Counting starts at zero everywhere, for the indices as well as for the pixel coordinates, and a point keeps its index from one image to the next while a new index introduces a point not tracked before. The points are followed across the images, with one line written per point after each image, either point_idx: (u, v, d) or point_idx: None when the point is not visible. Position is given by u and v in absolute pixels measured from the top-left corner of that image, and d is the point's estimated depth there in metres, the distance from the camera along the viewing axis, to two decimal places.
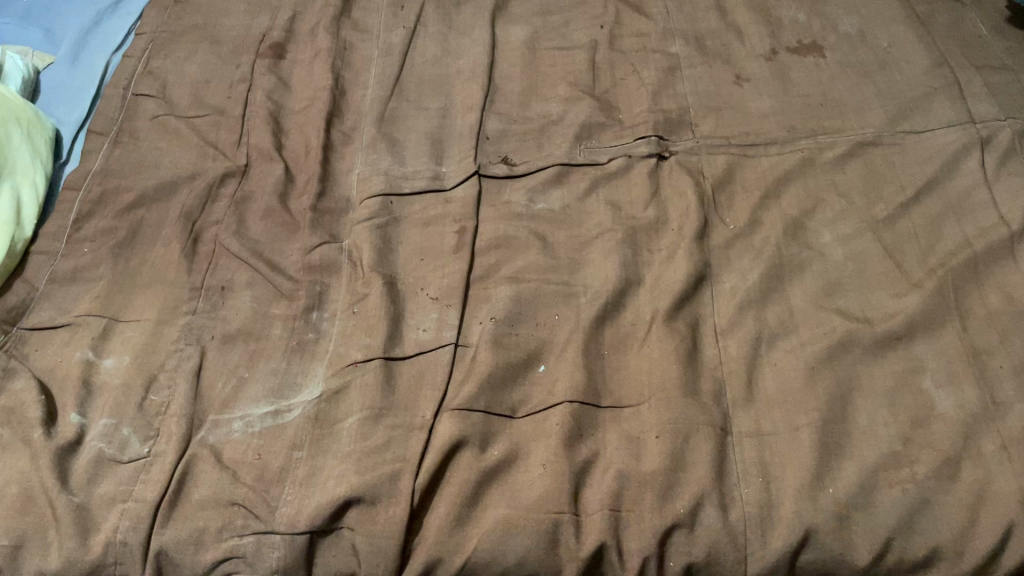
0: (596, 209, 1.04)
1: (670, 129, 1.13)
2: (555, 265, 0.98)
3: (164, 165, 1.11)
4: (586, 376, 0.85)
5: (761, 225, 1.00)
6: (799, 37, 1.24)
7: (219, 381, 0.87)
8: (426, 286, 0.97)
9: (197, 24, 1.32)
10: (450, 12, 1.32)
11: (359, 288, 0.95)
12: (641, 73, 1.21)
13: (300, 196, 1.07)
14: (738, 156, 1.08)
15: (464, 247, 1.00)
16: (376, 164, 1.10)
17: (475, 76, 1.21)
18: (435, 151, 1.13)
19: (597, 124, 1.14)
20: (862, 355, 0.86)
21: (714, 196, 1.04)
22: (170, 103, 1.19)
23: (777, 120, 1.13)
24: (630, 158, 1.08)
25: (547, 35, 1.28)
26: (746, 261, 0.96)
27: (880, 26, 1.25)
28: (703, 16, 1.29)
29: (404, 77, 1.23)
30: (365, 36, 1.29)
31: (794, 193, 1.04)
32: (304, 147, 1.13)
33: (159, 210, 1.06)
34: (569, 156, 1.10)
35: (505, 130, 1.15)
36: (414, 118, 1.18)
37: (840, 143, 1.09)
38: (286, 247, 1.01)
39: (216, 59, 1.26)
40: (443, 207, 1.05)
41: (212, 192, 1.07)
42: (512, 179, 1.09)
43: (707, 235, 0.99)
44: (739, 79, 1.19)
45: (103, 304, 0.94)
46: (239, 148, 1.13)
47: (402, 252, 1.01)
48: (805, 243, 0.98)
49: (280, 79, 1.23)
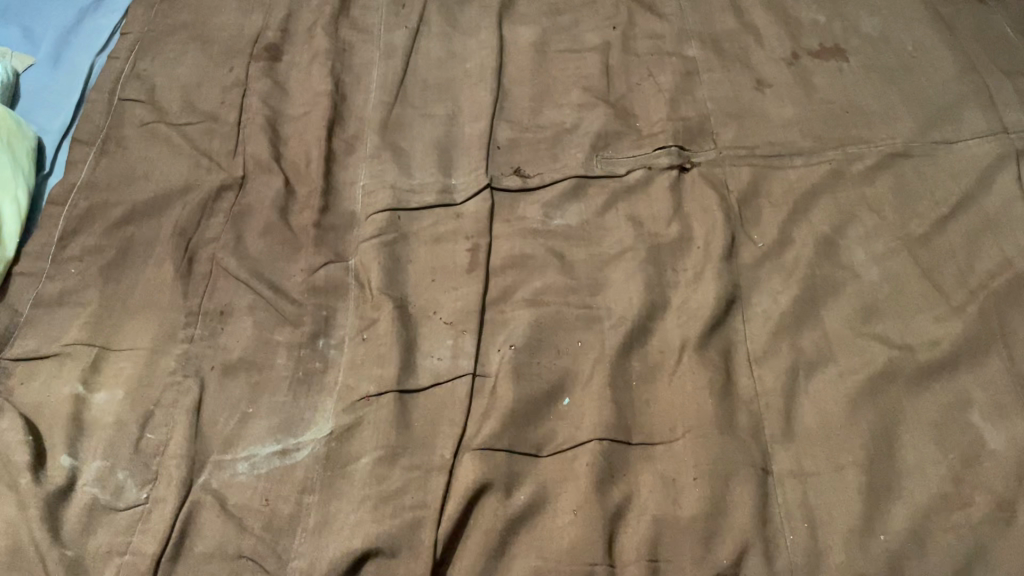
0: (616, 224, 0.99)
1: (690, 138, 1.07)
2: (576, 287, 0.92)
3: (155, 176, 1.05)
4: (614, 411, 0.80)
5: (790, 242, 0.95)
6: (820, 38, 1.19)
7: (220, 416, 0.81)
8: (440, 309, 0.91)
9: (187, 22, 1.24)
10: (453, 10, 1.26)
11: (368, 312, 0.90)
12: (657, 77, 1.15)
13: (302, 211, 1.01)
14: (763, 167, 1.03)
15: (478, 267, 0.95)
16: (382, 177, 1.04)
17: (483, 81, 1.16)
18: (444, 161, 1.07)
19: (613, 133, 1.08)
20: (905, 386, 0.81)
21: (739, 211, 0.99)
22: (160, 108, 1.13)
23: (802, 128, 1.08)
24: (650, 170, 1.03)
25: (557, 36, 1.22)
26: (778, 282, 0.91)
27: (904, 27, 1.19)
28: (719, 17, 1.23)
29: (408, 81, 1.16)
30: (364, 36, 1.22)
31: (823, 208, 0.99)
32: (305, 157, 1.07)
33: (151, 227, 0.99)
34: (585, 168, 1.04)
35: (516, 139, 1.10)
36: (420, 125, 1.11)
37: (869, 154, 1.04)
38: (289, 267, 0.95)
39: (208, 61, 1.19)
40: (454, 222, 1.00)
41: (207, 207, 1.01)
42: (526, 192, 1.03)
43: (735, 255, 0.94)
44: (759, 84, 1.14)
45: (92, 332, 0.88)
46: (235, 159, 1.06)
47: (413, 271, 0.95)
48: (839, 262, 0.93)
49: (277, 84, 1.16)
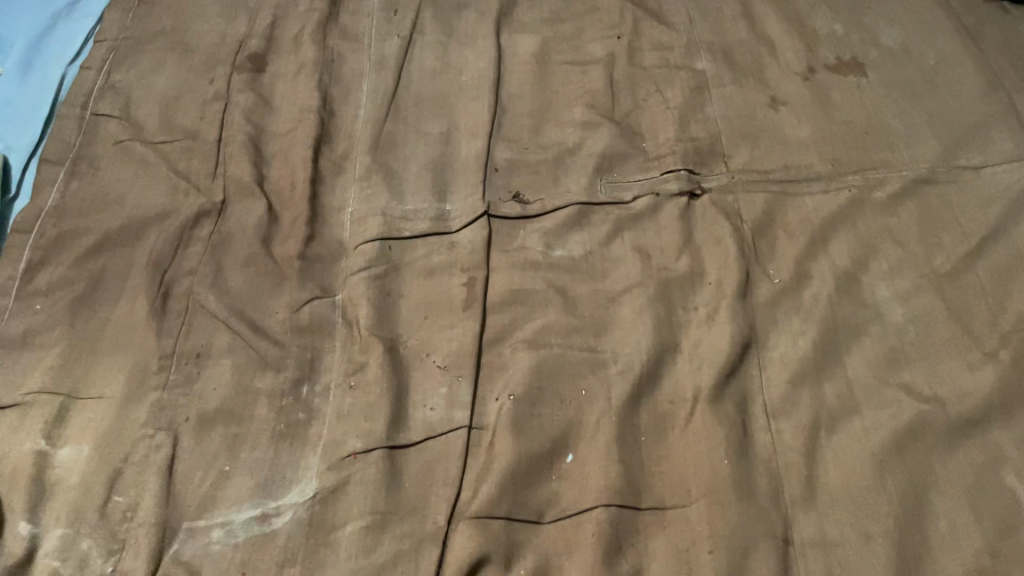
0: (622, 256, 0.93)
1: (701, 160, 1.01)
2: (580, 327, 0.86)
3: (129, 200, 0.98)
4: (623, 473, 0.75)
5: (809, 278, 0.89)
6: (838, 51, 1.12)
7: (196, 475, 0.76)
8: (433, 351, 0.85)
9: (165, 29, 1.17)
10: (449, 17, 1.18)
11: (356, 355, 0.84)
12: (665, 92, 1.08)
13: (286, 240, 0.94)
14: (778, 194, 0.97)
15: (474, 304, 0.88)
16: (372, 202, 0.98)
17: (480, 96, 1.09)
18: (438, 184, 1.00)
19: (618, 155, 1.02)
20: (935, 444, 0.76)
21: (754, 242, 0.92)
22: (135, 124, 1.06)
23: (819, 150, 1.01)
24: (658, 197, 0.97)
25: (558, 46, 1.15)
26: (796, 323, 0.85)
27: (925, 40, 1.13)
28: (730, 26, 1.16)
29: (400, 95, 1.10)
30: (354, 45, 1.15)
31: (844, 239, 0.92)
32: (289, 180, 1.00)
33: (124, 256, 0.92)
34: (589, 194, 0.98)
35: (516, 159, 1.03)
36: (412, 144, 1.05)
37: (891, 181, 0.97)
38: (272, 303, 0.88)
39: (188, 72, 1.12)
40: (448, 253, 0.93)
41: (184, 235, 0.94)
42: (526, 220, 0.97)
43: (750, 292, 0.88)
44: (774, 101, 1.07)
45: (58, 378, 0.81)
46: (215, 181, 1.00)
47: (405, 308, 0.89)
48: (861, 300, 0.87)
49: (261, 97, 1.09)
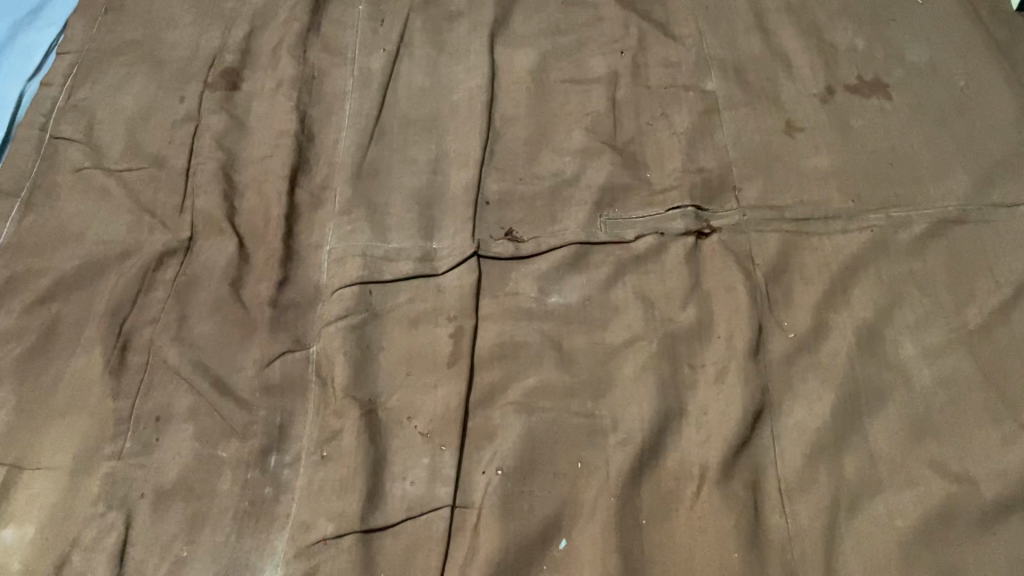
0: (623, 304, 0.85)
1: (709, 195, 0.93)
2: (576, 387, 0.79)
3: (87, 236, 0.90)
4: (619, 564, 0.69)
5: (828, 332, 0.81)
6: (859, 70, 1.04)
7: (150, 562, 0.70)
8: (415, 415, 0.77)
9: (134, 39, 1.09)
10: (440, 28, 1.10)
11: (330, 421, 0.77)
12: (671, 116, 1.00)
13: (257, 283, 0.86)
14: (793, 233, 0.89)
15: (461, 358, 0.81)
16: (352, 240, 0.90)
17: (471, 118, 1.00)
18: (424, 219, 0.93)
19: (620, 188, 0.94)
20: (967, 532, 0.69)
21: (768, 289, 0.85)
22: (97, 148, 0.97)
23: (838, 184, 0.93)
24: (663, 236, 0.89)
25: (557, 61, 1.07)
26: (814, 386, 0.78)
27: (955, 57, 1.04)
28: (742, 40, 1.08)
29: (385, 116, 1.01)
30: (336, 59, 1.07)
31: (866, 288, 0.85)
32: (262, 213, 0.92)
33: (80, 302, 0.85)
34: (588, 232, 0.90)
35: (509, 191, 0.95)
36: (397, 172, 0.96)
37: (917, 221, 0.89)
38: (239, 357, 0.81)
39: (157, 88, 1.04)
40: (435, 298, 0.86)
41: (148, 279, 0.86)
42: (519, 261, 0.89)
43: (763, 349, 0.80)
44: (790, 127, 0.99)
45: (4, 447, 0.75)
46: (183, 215, 0.92)
47: (385, 362, 0.82)
48: (885, 359, 0.79)
49: (234, 118, 1.01)
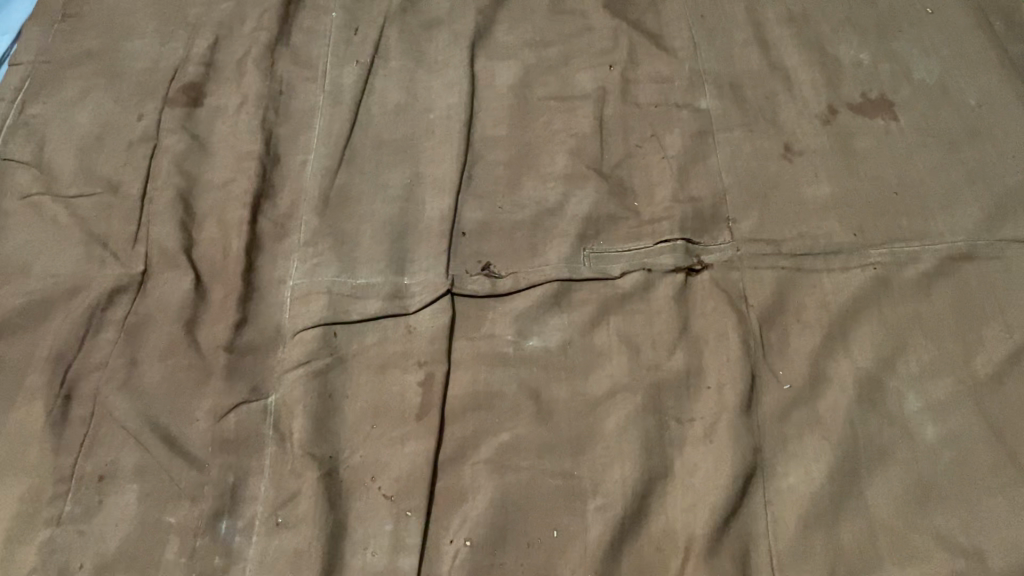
0: (606, 349, 0.79)
1: (701, 226, 0.87)
2: (553, 444, 0.73)
3: (34, 270, 0.84)
4: None
5: (827, 383, 0.76)
6: (863, 87, 0.97)
7: None
8: (379, 474, 0.72)
9: (91, 49, 1.02)
10: (417, 38, 1.03)
11: (287, 482, 0.72)
12: (663, 138, 0.94)
13: (214, 324, 0.80)
14: (791, 270, 0.83)
15: (430, 411, 0.75)
16: (317, 275, 0.84)
17: (449, 139, 0.94)
18: (396, 251, 0.86)
19: (605, 218, 0.88)
20: None
21: (762, 334, 0.79)
22: (48, 172, 0.91)
23: (840, 215, 0.87)
24: (650, 273, 0.83)
25: (542, 77, 1.00)
26: (810, 445, 0.72)
27: (966, 73, 0.97)
28: (739, 53, 1.01)
29: (356, 137, 0.95)
30: (306, 72, 1.00)
31: (868, 332, 0.79)
32: (222, 245, 0.86)
33: (22, 345, 0.79)
34: (571, 268, 0.84)
35: (488, 220, 0.89)
36: (367, 198, 0.90)
37: (924, 256, 0.83)
38: (192, 408, 0.75)
39: (114, 103, 0.97)
40: (404, 341, 0.80)
41: (96, 319, 0.80)
42: (496, 298, 0.83)
43: (755, 403, 0.74)
44: (788, 151, 0.92)
45: None
46: (136, 246, 0.85)
47: (349, 414, 0.76)
48: (887, 415, 0.74)
49: (196, 138, 0.95)
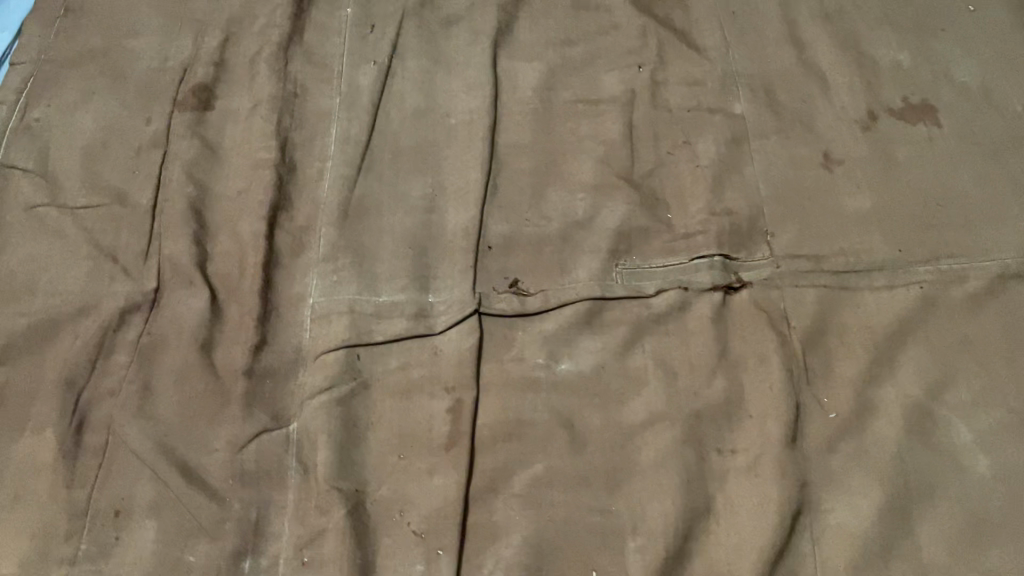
0: (642, 373, 0.76)
1: (738, 241, 0.83)
2: (589, 477, 0.70)
3: (40, 287, 0.80)
4: None
5: (873, 412, 0.73)
6: (904, 91, 0.92)
7: None
8: (408, 509, 0.70)
9: (94, 47, 0.97)
10: (436, 36, 0.98)
11: (312, 518, 0.69)
12: (695, 145, 0.89)
13: (231, 346, 0.77)
14: (833, 289, 0.79)
15: (460, 440, 0.72)
16: (337, 293, 0.80)
17: (472, 146, 0.90)
18: (419, 267, 0.83)
19: (637, 232, 0.84)
20: None
21: (805, 358, 0.75)
22: (52, 181, 0.87)
23: (883, 229, 0.83)
24: (687, 291, 0.80)
25: (566, 78, 0.95)
26: (857, 480, 0.69)
27: (1010, 77, 0.93)
28: (773, 53, 0.96)
29: (375, 143, 0.90)
30: (320, 72, 0.95)
31: (915, 357, 0.75)
32: (237, 262, 0.82)
33: (30, 369, 0.76)
34: (603, 286, 0.80)
35: (514, 234, 0.85)
36: (388, 210, 0.86)
37: (972, 275, 0.80)
38: (210, 437, 0.72)
39: (119, 106, 0.93)
40: (430, 364, 0.76)
41: (108, 342, 0.77)
42: (524, 318, 0.79)
43: (800, 435, 0.71)
44: (827, 159, 0.88)
45: None
46: (148, 261, 0.82)
47: (375, 443, 0.73)
48: (936, 447, 0.71)
49: (207, 144, 0.90)
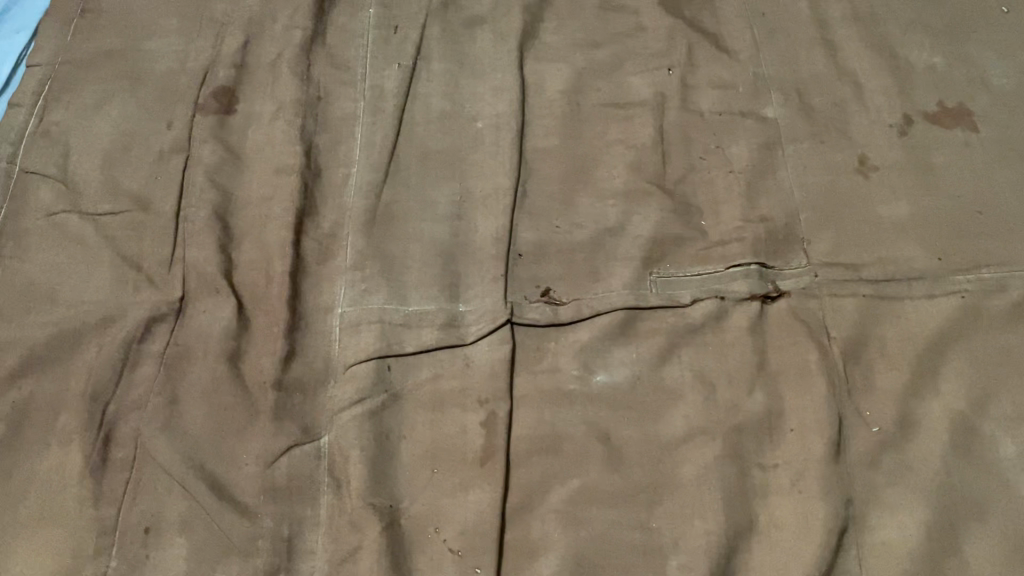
0: (678, 386, 0.74)
1: (774, 248, 0.82)
2: (627, 493, 0.69)
3: (63, 297, 0.79)
4: None
5: (916, 427, 0.71)
6: (938, 95, 0.90)
7: None
8: (443, 525, 0.69)
9: (112, 48, 0.95)
10: (461, 37, 0.96)
11: (346, 536, 0.68)
12: (728, 150, 0.88)
13: (259, 357, 0.75)
14: (873, 298, 0.78)
15: (495, 455, 0.71)
16: (366, 302, 0.79)
17: (500, 151, 0.88)
18: (449, 274, 0.81)
19: (671, 240, 0.82)
20: None
21: (845, 370, 0.74)
22: (72, 187, 0.85)
23: (921, 237, 0.81)
24: (724, 301, 0.78)
25: (594, 81, 0.93)
26: (901, 497, 0.68)
27: None
28: (804, 56, 0.93)
29: (401, 147, 0.89)
30: (343, 74, 0.93)
31: (957, 369, 0.74)
32: (263, 270, 0.80)
33: (55, 381, 0.74)
34: (637, 295, 0.79)
35: (545, 241, 0.83)
36: (415, 216, 0.84)
37: (1014, 284, 0.78)
38: (240, 452, 0.71)
39: (139, 109, 0.91)
40: (463, 375, 0.75)
41: (133, 353, 0.75)
42: (558, 328, 0.78)
43: (843, 449, 0.70)
44: (862, 166, 0.86)
45: None
46: (172, 270, 0.80)
47: (407, 457, 0.72)
48: (981, 462, 0.69)
49: (230, 148, 0.88)
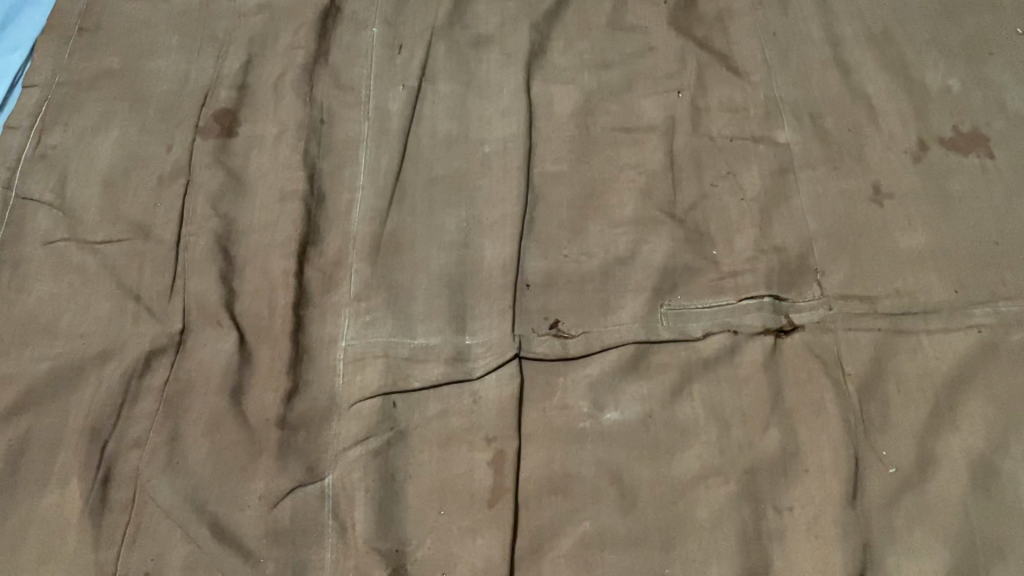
0: (690, 424, 0.72)
1: (789, 278, 0.80)
2: (639, 536, 0.68)
3: (62, 328, 0.77)
4: None
5: (935, 468, 0.70)
6: (954, 119, 0.87)
7: None
8: (450, 570, 0.67)
9: (111, 67, 0.93)
10: (467, 56, 0.94)
11: None
12: (741, 176, 0.85)
13: (262, 393, 0.74)
14: (888, 333, 0.76)
15: (503, 496, 0.70)
16: (372, 336, 0.77)
17: (507, 176, 0.86)
18: (456, 305, 0.79)
19: (683, 270, 0.81)
20: None
21: (861, 409, 0.72)
22: (71, 213, 0.83)
23: (938, 269, 0.79)
24: (736, 335, 0.77)
25: (603, 102, 0.91)
26: (919, 541, 0.67)
27: None
28: (818, 77, 0.91)
29: (406, 172, 0.87)
30: (346, 96, 0.91)
31: (976, 407, 0.72)
32: (266, 301, 0.78)
33: (54, 417, 0.73)
34: (647, 328, 0.78)
35: (554, 269, 0.81)
36: (421, 244, 0.82)
37: None
38: (242, 492, 0.70)
39: (139, 131, 0.89)
40: (470, 411, 0.74)
41: (133, 388, 0.74)
42: (567, 362, 0.76)
43: (859, 492, 0.69)
44: (878, 193, 0.83)
45: None
46: (173, 301, 0.78)
47: (413, 499, 0.70)
48: (1003, 505, 0.67)
49: (231, 172, 0.86)
